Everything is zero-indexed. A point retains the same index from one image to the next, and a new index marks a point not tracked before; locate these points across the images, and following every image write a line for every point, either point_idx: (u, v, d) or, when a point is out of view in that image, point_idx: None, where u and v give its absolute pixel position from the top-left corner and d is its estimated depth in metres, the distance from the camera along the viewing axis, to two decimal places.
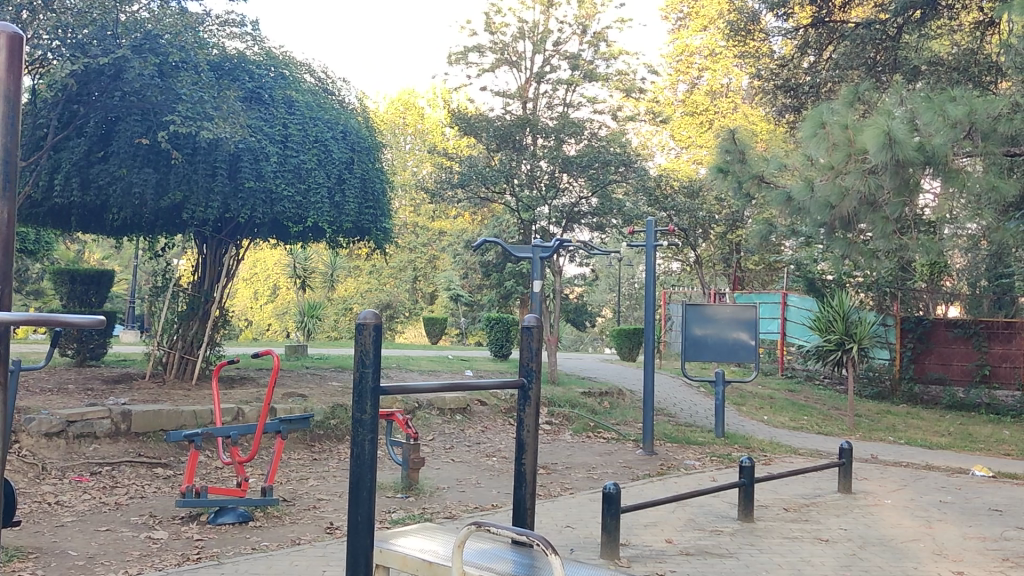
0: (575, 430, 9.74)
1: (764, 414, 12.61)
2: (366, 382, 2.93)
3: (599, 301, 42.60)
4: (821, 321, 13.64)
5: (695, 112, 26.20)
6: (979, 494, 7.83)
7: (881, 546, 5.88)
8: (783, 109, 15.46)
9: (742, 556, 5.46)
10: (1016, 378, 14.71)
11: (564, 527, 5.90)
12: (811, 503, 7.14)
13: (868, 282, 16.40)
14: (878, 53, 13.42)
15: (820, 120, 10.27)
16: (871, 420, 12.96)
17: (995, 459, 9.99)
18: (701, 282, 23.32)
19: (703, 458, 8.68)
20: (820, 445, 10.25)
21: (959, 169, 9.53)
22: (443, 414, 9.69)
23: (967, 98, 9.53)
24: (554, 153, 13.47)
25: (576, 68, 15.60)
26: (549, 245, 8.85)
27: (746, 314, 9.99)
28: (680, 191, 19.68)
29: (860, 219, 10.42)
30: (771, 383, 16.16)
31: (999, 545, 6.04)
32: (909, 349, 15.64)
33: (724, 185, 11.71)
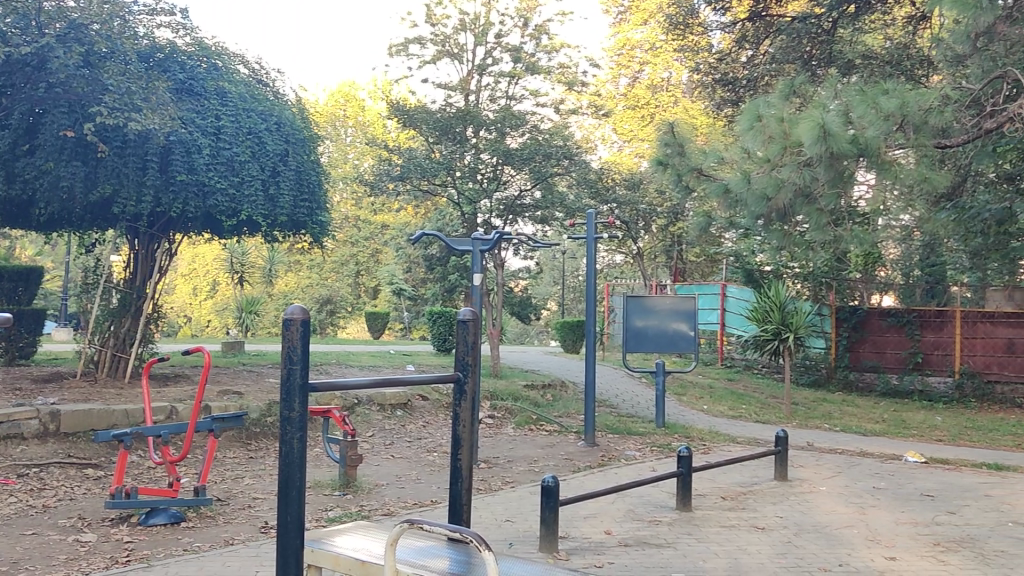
0: (517, 424, 9.71)
1: (705, 404, 12.72)
2: (294, 380, 2.86)
3: (544, 294, 42.72)
4: (758, 311, 13.77)
5: (636, 106, 26.25)
6: (911, 480, 7.98)
7: (816, 533, 5.95)
8: (722, 102, 15.65)
9: (680, 545, 5.47)
10: (948, 366, 14.94)
11: (503, 522, 5.86)
12: (748, 491, 7.21)
13: (804, 272, 16.69)
14: (814, 47, 13.57)
15: (757, 114, 10.40)
16: (808, 408, 13.17)
17: (927, 445, 10.20)
18: (644, 274, 23.46)
19: (643, 449, 8.71)
20: (758, 433, 10.37)
21: (892, 161, 9.69)
22: (383, 410, 9.59)
23: (900, 91, 9.80)
24: (495, 146, 13.44)
25: (518, 61, 15.53)
26: (490, 238, 8.81)
27: (686, 305, 10.09)
28: (621, 184, 19.77)
29: (796, 212, 10.54)
30: (711, 373, 16.31)
31: (930, 530, 6.16)
32: (844, 337, 15.97)
33: (663, 178, 11.78)
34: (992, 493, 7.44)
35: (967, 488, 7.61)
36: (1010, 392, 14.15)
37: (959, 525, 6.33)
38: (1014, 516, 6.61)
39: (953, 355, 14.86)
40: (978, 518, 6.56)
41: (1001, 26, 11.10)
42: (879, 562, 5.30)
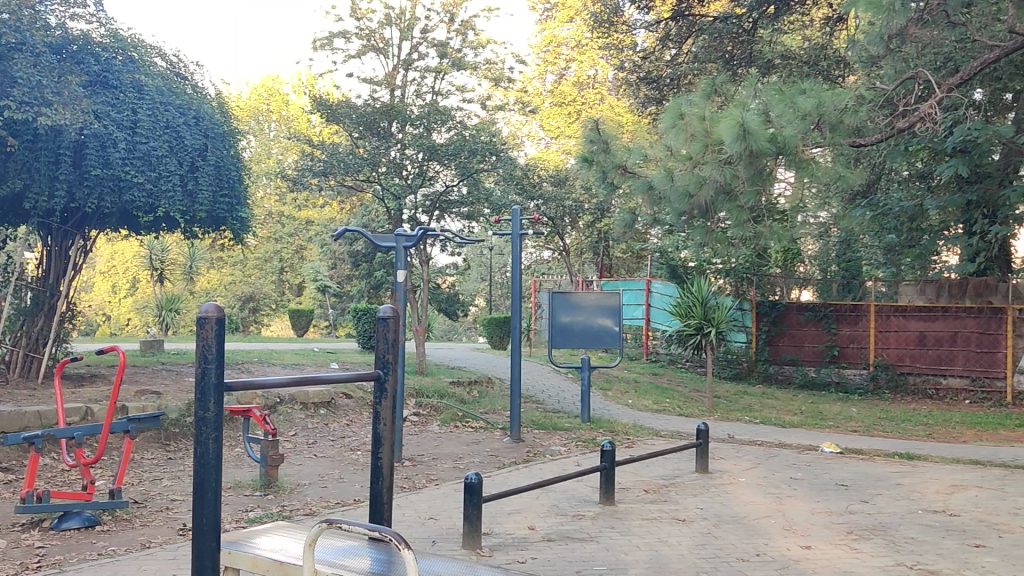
0: (443, 421, 9.67)
1: (629, 398, 12.84)
2: (208, 379, 2.81)
3: (471, 291, 42.72)
4: (681, 306, 14.00)
5: (563, 103, 26.36)
6: (827, 470, 8.19)
7: (735, 524, 6.07)
8: (646, 100, 15.83)
9: (602, 539, 5.52)
10: (862, 358, 15.38)
11: (427, 519, 5.85)
12: (670, 483, 7.32)
13: (726, 268, 16.79)
14: (734, 46, 13.79)
15: (679, 112, 10.51)
16: (729, 400, 13.44)
17: (843, 436, 10.47)
18: (570, 270, 23.61)
19: (568, 444, 8.77)
20: (681, 426, 10.53)
21: (809, 159, 9.92)
22: (306, 408, 9.48)
23: (816, 91, 10.08)
24: (420, 141, 13.39)
25: (444, 56, 15.45)
26: (414, 234, 8.76)
27: (610, 301, 10.13)
28: (546, 180, 19.87)
29: (717, 208, 10.68)
30: (636, 367, 16.48)
31: (844, 519, 6.32)
32: (764, 332, 16.23)
33: (589, 174, 11.86)
34: (904, 482, 7.67)
35: (880, 478, 7.84)
36: (923, 383, 14.62)
37: (872, 513, 6.51)
38: (924, 504, 6.83)
39: (868, 347, 15.30)
40: (889, 506, 6.76)
41: (913, 27, 11.29)
42: (796, 552, 5.41)
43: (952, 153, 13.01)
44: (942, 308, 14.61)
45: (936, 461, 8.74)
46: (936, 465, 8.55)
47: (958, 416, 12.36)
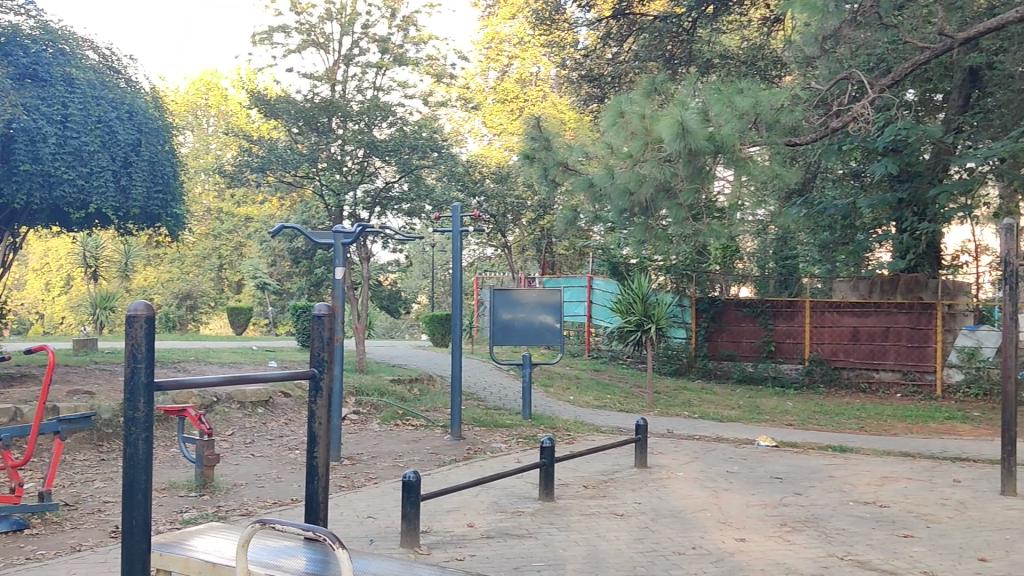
0: (383, 419, 9.63)
1: (571, 395, 12.88)
2: (138, 379, 2.76)
3: (413, 288, 42.64)
4: (622, 302, 14.11)
5: (505, 100, 26.39)
6: (762, 463, 8.33)
7: (671, 518, 6.14)
8: (588, 98, 15.89)
9: (541, 535, 5.54)
10: (798, 353, 15.58)
11: (365, 519, 5.81)
12: (609, 479, 7.37)
13: (666, 266, 16.97)
14: (674, 46, 13.93)
15: (619, 110, 10.63)
16: (669, 396, 13.58)
17: (778, 430, 10.67)
18: (512, 267, 23.64)
19: (509, 441, 8.79)
20: (621, 422, 10.61)
21: (746, 157, 10.11)
22: (244, 407, 9.38)
23: (754, 91, 10.21)
24: (360, 136, 13.30)
25: (385, 51, 15.35)
26: (352, 231, 8.71)
27: (552, 298, 10.19)
28: (489, 176, 19.86)
29: (657, 206, 10.78)
30: (578, 364, 16.56)
31: (778, 511, 6.43)
32: (703, 328, 16.42)
33: (530, 172, 11.89)
34: (836, 474, 7.84)
35: (814, 471, 7.99)
36: (856, 377, 14.97)
37: (806, 506, 6.64)
38: (855, 495, 6.99)
39: (803, 342, 15.49)
40: (822, 498, 6.90)
41: (847, 28, 11.53)
42: (731, 544, 5.50)
43: (884, 152, 13.32)
44: (875, 305, 14.90)
45: (867, 453, 8.95)
46: (867, 457, 8.76)
47: (890, 409, 12.66)
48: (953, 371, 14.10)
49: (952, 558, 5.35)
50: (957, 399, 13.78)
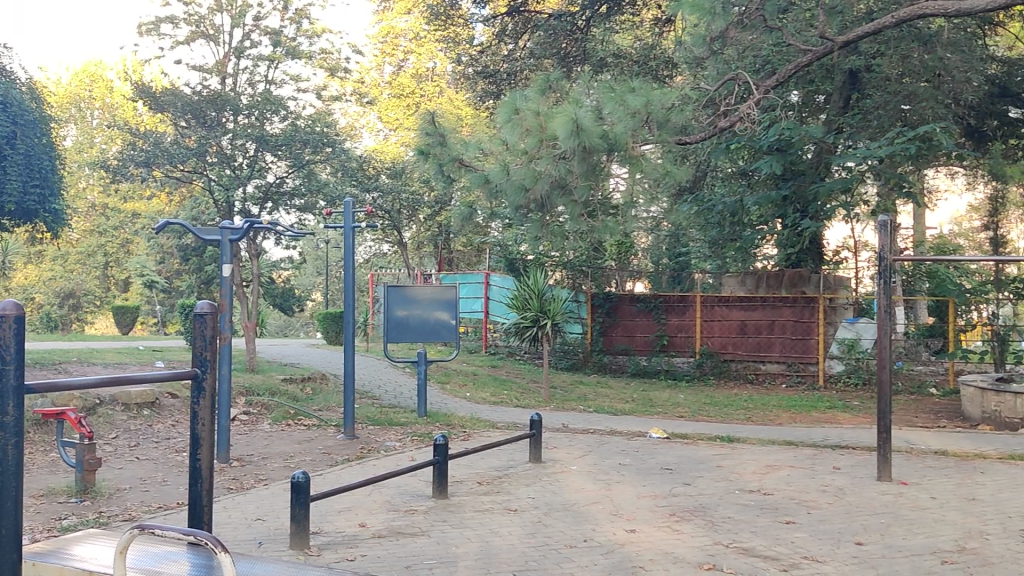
0: (274, 419, 9.46)
1: (467, 391, 12.89)
2: (7, 380, 2.63)
3: (308, 285, 42.09)
4: (517, 298, 14.16)
5: (401, 95, 26.25)
6: (653, 455, 8.49)
7: (564, 511, 6.20)
8: (484, 94, 15.88)
9: (433, 533, 5.52)
10: (690, 346, 15.92)
11: (253, 521, 5.70)
12: (502, 474, 7.40)
13: (562, 261, 17.10)
14: (569, 44, 14.06)
15: (514, 106, 10.44)
16: (564, 390, 13.72)
17: (669, 422, 10.87)
18: (408, 263, 23.51)
19: (404, 439, 8.74)
20: (516, 418, 10.67)
21: (638, 155, 10.29)
22: (128, 410, 9.09)
23: (645, 90, 10.31)
24: (250, 130, 12.99)
25: (278, 44, 15.04)
26: (240, 227, 8.52)
27: (447, 295, 10.20)
28: (384, 172, 19.69)
29: (553, 202, 10.86)
30: (475, 360, 16.56)
31: (667, 502, 6.57)
32: (599, 323, 16.64)
33: (425, 168, 11.78)
34: (723, 464, 8.05)
35: (702, 461, 8.19)
36: (743, 369, 15.39)
37: (694, 495, 6.80)
38: (741, 484, 7.19)
39: (695, 336, 15.85)
40: (710, 488, 7.08)
41: (733, 30, 11.84)
42: (621, 536, 5.59)
43: (769, 151, 13.72)
44: (761, 299, 15.27)
45: (753, 443, 9.22)
46: (753, 446, 9.03)
47: (775, 400, 13.09)
48: (834, 361, 14.76)
49: (831, 543, 5.55)
50: (838, 388, 14.38)
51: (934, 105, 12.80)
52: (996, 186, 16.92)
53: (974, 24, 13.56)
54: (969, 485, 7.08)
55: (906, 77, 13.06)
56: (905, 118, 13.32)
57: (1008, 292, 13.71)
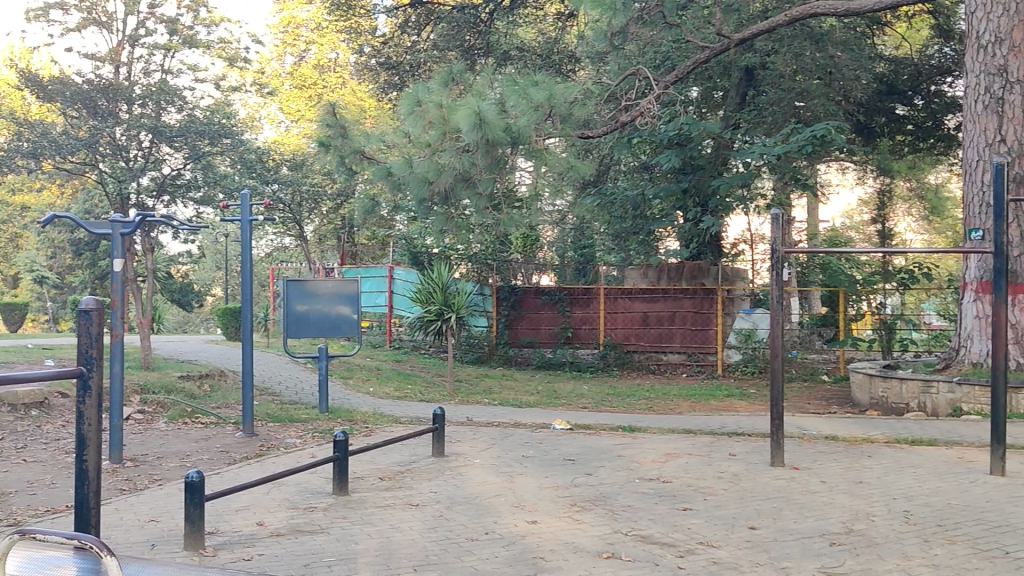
0: (170, 417, 9.22)
1: (370, 386, 12.74)
2: None
3: (207, 279, 41.17)
4: (421, 292, 14.03)
5: (303, 86, 25.91)
6: (557, 446, 8.57)
7: (466, 505, 6.22)
8: (387, 85, 15.73)
9: (332, 530, 5.47)
10: (593, 338, 16.09)
11: (146, 522, 5.56)
12: (405, 469, 7.38)
13: (467, 253, 16.97)
14: (472, 37, 14.09)
15: (417, 99, 10.52)
16: (469, 384, 13.74)
17: (573, 413, 10.98)
18: (309, 258, 23.19)
19: (304, 436, 8.62)
20: (420, 412, 10.63)
21: (543, 148, 10.51)
22: (15, 411, 8.75)
23: (547, 83, 10.45)
24: (145, 121, 12.61)
25: (174, 32, 14.64)
26: (132, 221, 8.26)
27: (349, 288, 10.05)
28: (284, 164, 19.38)
29: (457, 196, 10.75)
30: (378, 355, 16.40)
31: (569, 492, 6.64)
32: (504, 316, 16.50)
33: (326, 160, 11.58)
34: (624, 453, 8.17)
35: (604, 451, 8.31)
36: (645, 359, 15.62)
37: (594, 485, 6.88)
38: (641, 473, 7.32)
39: (598, 328, 16.01)
40: (611, 477, 7.18)
41: (634, 26, 12.00)
42: (522, 527, 5.63)
43: (669, 145, 14.02)
44: (662, 290, 15.56)
45: (654, 432, 9.38)
46: (653, 435, 9.19)
47: (676, 389, 13.38)
48: (732, 351, 15.24)
49: (726, 528, 5.70)
50: (735, 376, 14.85)
51: (825, 103, 13.29)
52: (884, 180, 17.56)
53: (863, 24, 14.27)
54: (857, 469, 7.34)
55: (799, 75, 13.47)
56: (798, 115, 13.71)
57: (895, 281, 14.15)
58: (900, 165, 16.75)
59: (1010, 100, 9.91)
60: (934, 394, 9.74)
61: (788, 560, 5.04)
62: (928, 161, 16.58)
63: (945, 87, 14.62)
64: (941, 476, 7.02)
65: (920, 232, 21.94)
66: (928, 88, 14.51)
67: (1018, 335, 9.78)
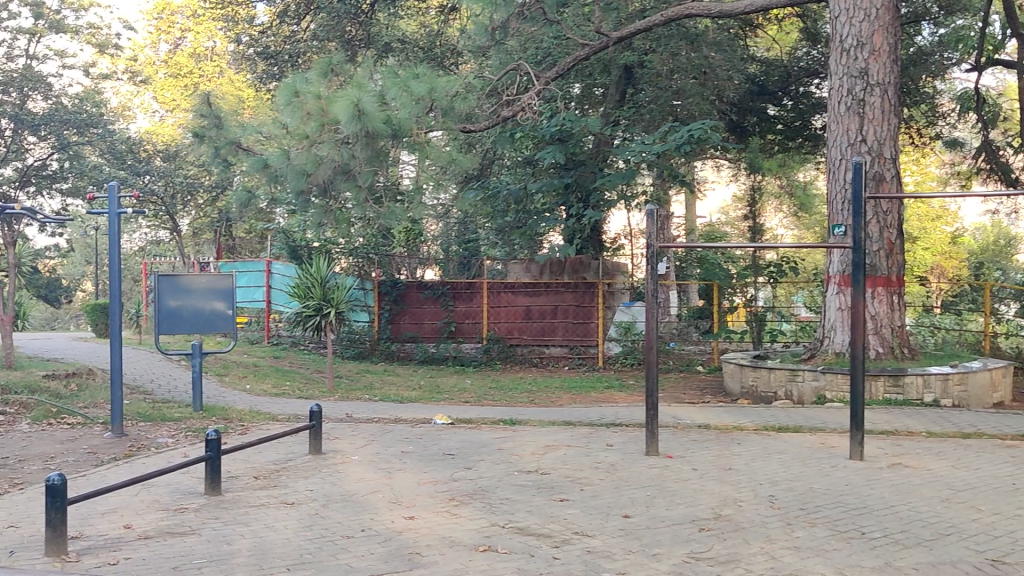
0: (33, 418, 8.84)
1: (247, 383, 12.51)
2: None
3: (77, 274, 39.63)
4: (299, 287, 13.83)
5: (178, 75, 25.24)
6: (436, 441, 8.59)
7: (343, 502, 6.18)
8: (265, 76, 15.42)
9: (204, 531, 5.35)
10: (477, 332, 16.13)
11: (6, 528, 5.33)
12: (280, 467, 7.27)
13: (348, 247, 16.75)
14: (353, 27, 13.92)
15: (294, 89, 10.24)
16: (350, 379, 13.64)
17: (454, 408, 11.01)
18: (184, 252, 22.58)
19: (177, 435, 8.40)
20: (299, 409, 10.48)
21: (424, 141, 10.47)
22: None
23: (428, 77, 10.46)
24: (6, 108, 12.00)
25: (38, 16, 13.99)
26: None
27: (222, 283, 9.80)
28: (157, 155, 18.81)
29: (337, 188, 10.62)
30: (256, 351, 16.09)
31: (447, 487, 6.66)
32: (386, 310, 16.45)
33: (199, 151, 11.33)
34: (504, 446, 8.25)
35: (484, 445, 8.37)
36: (528, 353, 15.84)
37: (473, 479, 6.93)
38: (519, 465, 7.41)
39: (482, 322, 16.08)
40: (489, 471, 7.24)
41: (515, 22, 12.20)
42: (399, 523, 5.62)
43: (550, 140, 14.11)
44: (545, 284, 15.73)
45: (534, 425, 9.49)
46: (533, 428, 9.30)
47: (558, 382, 13.58)
48: (612, 343, 15.47)
49: (600, 517, 5.82)
50: (616, 369, 15.14)
51: (700, 102, 13.72)
52: (755, 177, 18.13)
53: (736, 25, 14.78)
54: (726, 456, 7.60)
55: (675, 73, 13.85)
56: (675, 113, 14.06)
57: (765, 275, 14.77)
58: (771, 163, 17.37)
59: (870, 102, 10.40)
60: (800, 383, 10.16)
61: (658, 547, 5.18)
62: (796, 160, 17.23)
63: (813, 89, 15.25)
64: (804, 461, 7.33)
65: (790, 227, 22.73)
66: (797, 90, 15.12)
67: (878, 327, 10.32)
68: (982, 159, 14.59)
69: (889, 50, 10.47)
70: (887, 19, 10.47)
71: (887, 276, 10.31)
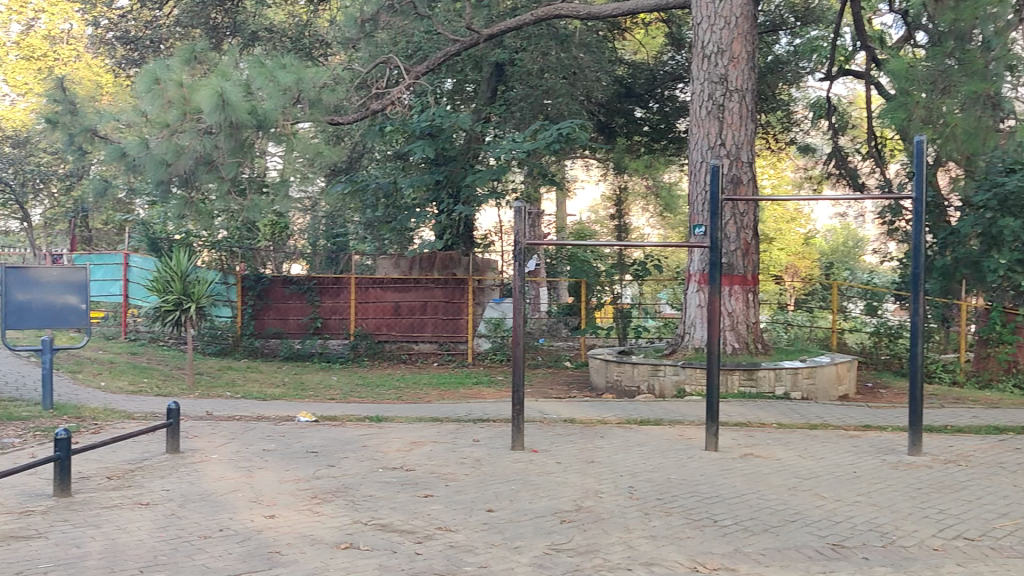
0: None
1: (101, 381, 12.01)
2: None
3: None
4: (158, 280, 13.37)
5: (31, 57, 24.20)
6: (300, 438, 8.48)
7: (201, 501, 6.04)
8: (124, 61, 14.83)
9: (51, 534, 5.15)
10: (344, 328, 15.83)
11: None
12: (136, 467, 7.05)
13: (211, 240, 16.30)
14: (218, 15, 13.61)
15: (155, 76, 9.93)
16: (211, 376, 13.30)
17: (319, 404, 10.89)
18: (35, 244, 21.53)
19: (25, 435, 8.03)
20: (155, 407, 10.15)
21: (290, 132, 10.30)
22: None
23: (295, 67, 10.36)
24: None
25: None
26: None
27: (75, 277, 9.43)
28: None
29: (199, 180, 10.35)
30: (112, 347, 15.49)
31: (309, 485, 6.60)
32: (249, 306, 15.95)
33: (52, 137, 10.82)
34: (369, 444, 8.21)
35: (349, 442, 8.31)
36: (397, 349, 15.77)
37: (336, 476, 6.88)
38: (384, 462, 7.39)
39: (348, 318, 15.81)
40: (353, 468, 7.20)
41: (384, 15, 12.31)
42: (259, 522, 5.54)
43: (420, 135, 14.05)
44: (414, 280, 15.71)
45: (400, 421, 9.47)
46: (399, 425, 9.30)
47: (426, 378, 13.59)
48: (482, 339, 15.61)
49: (464, 512, 5.87)
50: (486, 364, 15.30)
51: (570, 101, 14.01)
52: (621, 176, 18.65)
53: (604, 28, 15.15)
54: (589, 449, 7.78)
55: (545, 73, 14.10)
56: (545, 112, 14.30)
57: (630, 273, 15.07)
58: (637, 164, 17.83)
59: (728, 107, 10.81)
60: (662, 377, 10.48)
61: (520, 539, 5.27)
62: (661, 161, 17.69)
63: (678, 93, 15.71)
64: (662, 453, 7.57)
65: (655, 226, 23.34)
66: (662, 93, 15.57)
67: (733, 323, 10.74)
68: (832, 164, 15.32)
69: (747, 57, 10.89)
70: (745, 27, 10.87)
71: (743, 274, 10.75)
